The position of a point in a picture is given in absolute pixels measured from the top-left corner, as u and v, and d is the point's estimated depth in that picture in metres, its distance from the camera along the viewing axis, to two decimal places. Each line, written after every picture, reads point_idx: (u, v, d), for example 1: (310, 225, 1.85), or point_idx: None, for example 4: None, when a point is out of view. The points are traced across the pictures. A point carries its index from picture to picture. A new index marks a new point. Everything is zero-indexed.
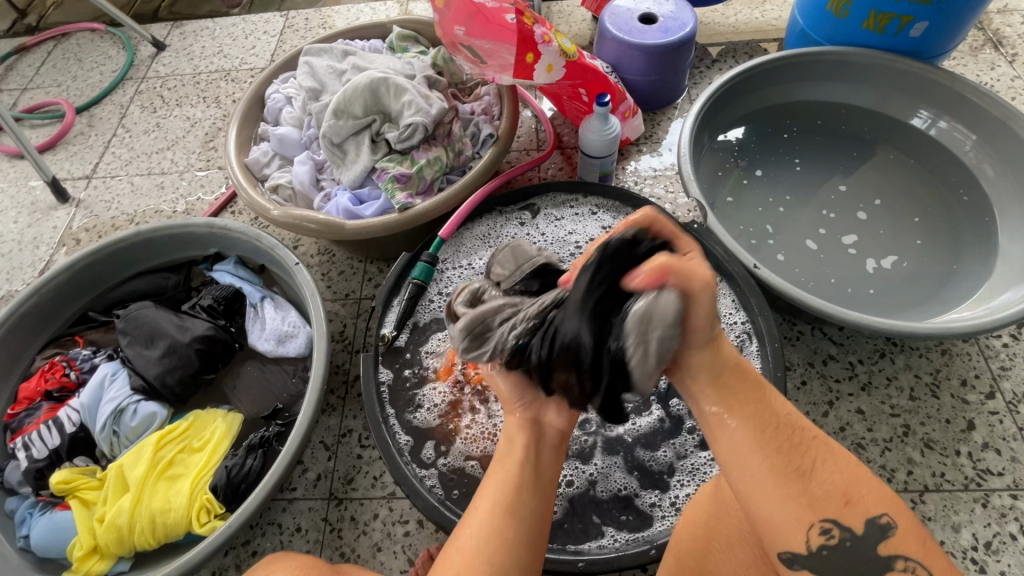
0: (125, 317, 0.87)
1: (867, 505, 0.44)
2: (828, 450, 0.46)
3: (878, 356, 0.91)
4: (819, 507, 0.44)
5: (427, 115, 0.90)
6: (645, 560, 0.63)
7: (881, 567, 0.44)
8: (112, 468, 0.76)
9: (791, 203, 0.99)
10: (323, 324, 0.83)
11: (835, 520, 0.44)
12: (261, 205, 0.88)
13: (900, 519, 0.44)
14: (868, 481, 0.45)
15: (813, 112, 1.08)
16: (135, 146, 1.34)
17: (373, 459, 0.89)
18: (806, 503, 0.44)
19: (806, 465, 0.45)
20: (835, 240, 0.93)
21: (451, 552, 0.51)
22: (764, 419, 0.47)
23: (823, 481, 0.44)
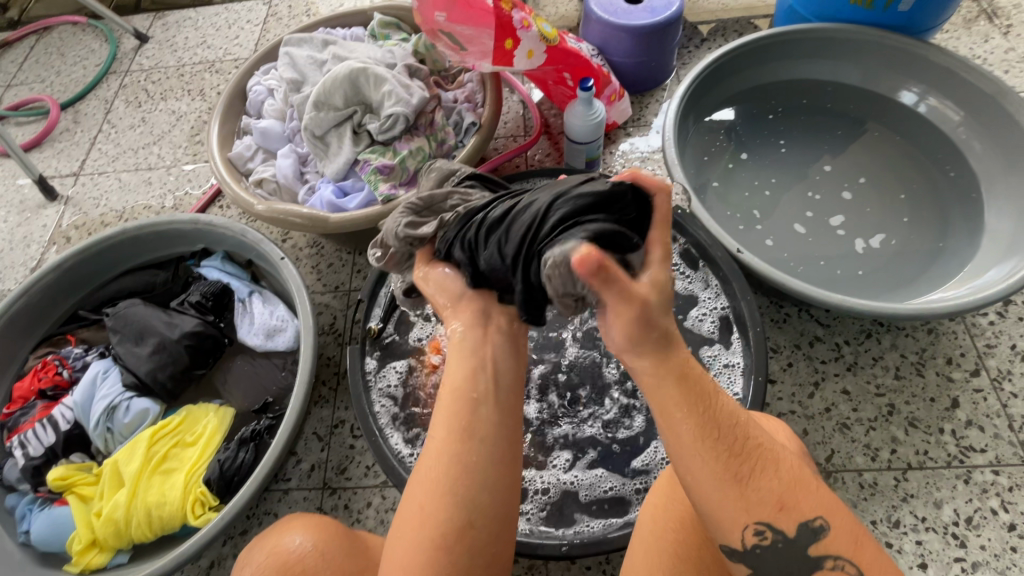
0: (114, 315, 0.88)
1: (806, 510, 0.43)
2: (769, 457, 0.44)
3: (864, 337, 0.91)
4: (756, 512, 0.43)
5: (408, 105, 0.89)
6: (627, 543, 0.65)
7: (811, 567, 0.43)
8: (107, 464, 0.77)
9: (777, 185, 0.98)
10: (310, 318, 0.83)
11: (769, 524, 0.43)
12: (245, 200, 0.88)
13: (838, 525, 0.43)
14: (805, 490, 0.44)
15: (801, 91, 1.06)
16: (121, 142, 1.34)
17: (365, 449, 0.91)
18: (740, 509, 0.43)
19: (744, 474, 0.43)
20: (822, 223, 0.93)
21: (413, 486, 0.54)
22: (698, 418, 0.45)
23: (760, 491, 0.43)
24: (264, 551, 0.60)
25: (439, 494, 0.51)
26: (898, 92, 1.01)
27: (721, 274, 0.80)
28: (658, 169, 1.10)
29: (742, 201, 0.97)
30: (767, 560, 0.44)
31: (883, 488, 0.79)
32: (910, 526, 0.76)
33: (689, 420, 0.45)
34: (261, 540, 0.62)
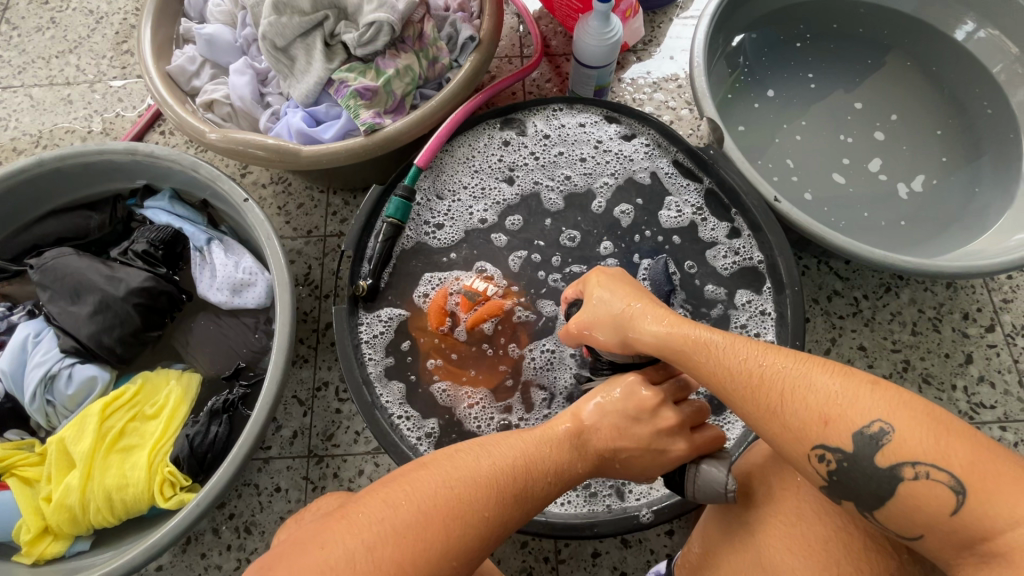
0: (40, 267, 0.73)
1: (855, 418, 0.40)
2: (795, 378, 0.42)
3: (883, 291, 0.87)
4: (804, 437, 0.42)
5: (392, 11, 0.72)
6: (667, 517, 0.60)
7: (892, 477, 0.39)
8: (51, 442, 0.66)
9: (805, 124, 0.89)
10: (285, 272, 0.71)
11: (823, 444, 0.41)
12: (193, 127, 0.72)
13: (898, 421, 0.39)
14: (853, 392, 0.41)
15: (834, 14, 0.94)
16: (27, 49, 1.09)
17: (353, 414, 0.83)
18: (790, 437, 0.42)
19: (774, 402, 0.42)
20: (861, 169, 0.86)
21: (450, 460, 0.42)
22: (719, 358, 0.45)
23: (798, 413, 0.42)
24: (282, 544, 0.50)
25: (471, 503, 0.39)
26: (944, 18, 0.90)
27: (756, 226, 0.71)
28: (672, 102, 0.98)
29: (763, 141, 0.88)
30: (852, 484, 0.41)
31: None
32: None
33: (713, 364, 0.45)
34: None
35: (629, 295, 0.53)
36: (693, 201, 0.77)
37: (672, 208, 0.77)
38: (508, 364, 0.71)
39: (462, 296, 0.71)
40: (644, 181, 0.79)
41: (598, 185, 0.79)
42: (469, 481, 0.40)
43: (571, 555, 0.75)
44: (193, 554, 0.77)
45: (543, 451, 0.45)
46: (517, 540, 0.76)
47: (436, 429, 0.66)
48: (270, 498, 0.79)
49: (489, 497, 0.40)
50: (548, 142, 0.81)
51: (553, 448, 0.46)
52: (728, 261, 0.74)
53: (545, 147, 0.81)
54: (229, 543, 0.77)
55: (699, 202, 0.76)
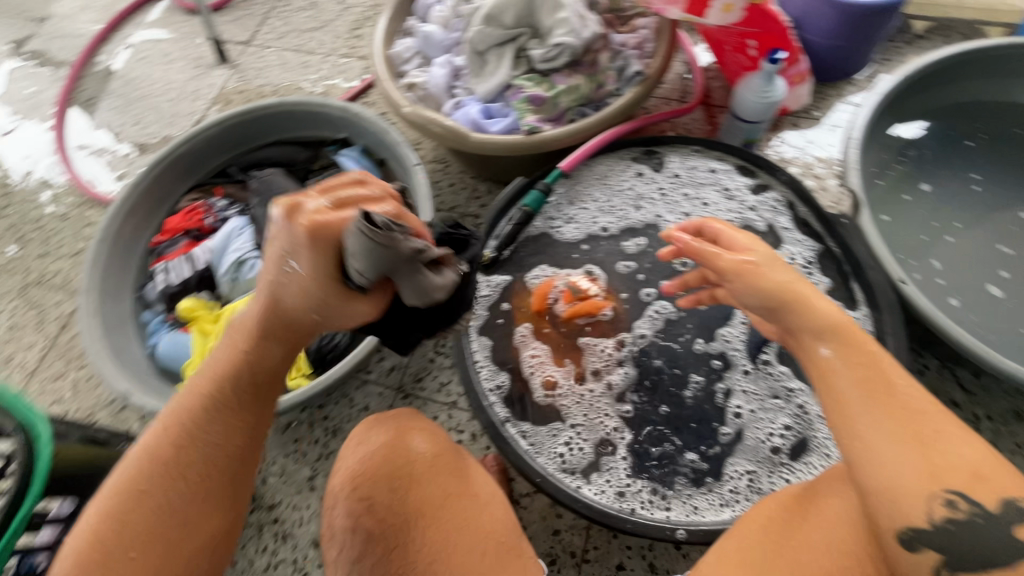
0: (258, 179, 0.94)
1: (980, 480, 0.36)
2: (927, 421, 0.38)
3: (1012, 418, 0.79)
4: (940, 472, 0.37)
5: (578, 37, 0.84)
6: (708, 539, 0.60)
7: (1004, 554, 0.36)
8: (228, 309, 0.85)
9: (958, 226, 0.85)
10: (429, 229, 0.84)
11: (962, 492, 0.36)
12: (395, 100, 0.90)
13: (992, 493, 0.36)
14: (956, 439, 0.38)
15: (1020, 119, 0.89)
16: (289, 22, 1.40)
17: (443, 367, 0.94)
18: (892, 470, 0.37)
19: (928, 429, 0.38)
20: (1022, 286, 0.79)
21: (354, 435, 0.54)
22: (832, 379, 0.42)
23: (895, 456, 0.37)
24: (376, 446, 0.57)
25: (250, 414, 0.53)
26: None
27: (874, 303, 0.70)
28: (818, 172, 0.99)
29: (907, 228, 0.85)
30: (965, 537, 0.36)
31: None
32: None
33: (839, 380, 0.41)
34: (353, 439, 0.60)
35: (765, 294, 0.47)
36: (813, 263, 0.77)
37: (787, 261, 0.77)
38: (590, 359, 0.75)
39: (568, 289, 0.78)
40: (769, 231, 0.80)
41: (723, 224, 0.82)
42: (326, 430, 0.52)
43: (597, 559, 0.78)
44: (288, 436, 0.92)
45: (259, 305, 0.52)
46: (551, 526, 0.81)
47: (509, 391, 0.73)
48: (358, 414, 0.92)
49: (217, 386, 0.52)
50: (681, 176, 0.86)
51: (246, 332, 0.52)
52: None
53: (676, 179, 0.85)
54: (318, 437, 0.91)
55: (819, 266, 0.76)
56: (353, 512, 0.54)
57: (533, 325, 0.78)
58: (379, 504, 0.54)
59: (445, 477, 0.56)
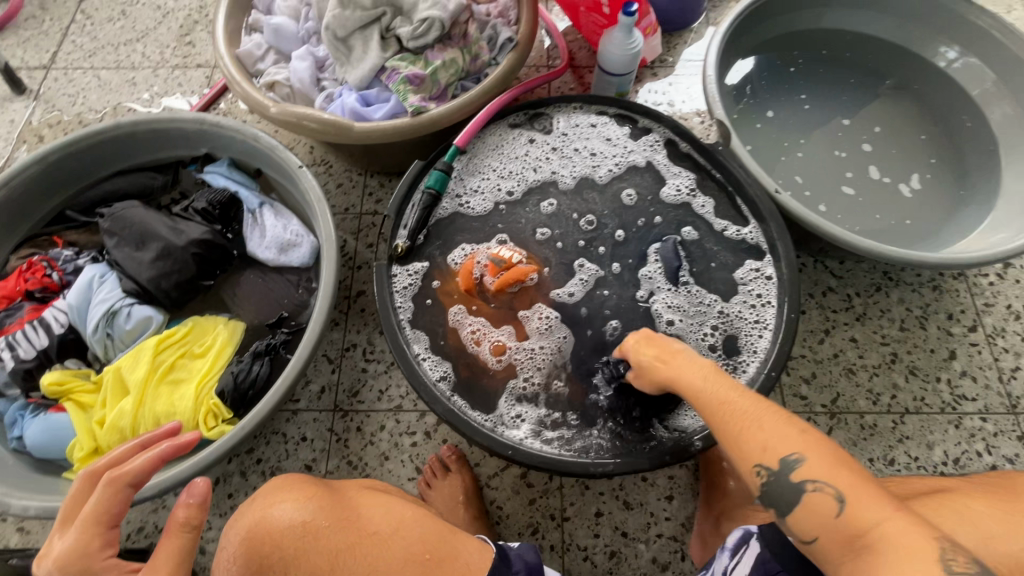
0: (110, 216, 0.80)
1: (780, 448, 0.45)
2: (786, 418, 0.47)
3: (874, 290, 0.94)
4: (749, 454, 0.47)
5: (444, 10, 0.82)
6: (690, 452, 0.63)
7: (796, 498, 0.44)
8: (109, 371, 0.73)
9: (805, 146, 0.96)
10: (332, 233, 0.78)
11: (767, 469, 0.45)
12: (258, 101, 0.82)
13: (817, 458, 0.44)
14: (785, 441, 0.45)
15: (820, 41, 1.03)
16: (98, 35, 1.20)
17: (378, 373, 0.89)
18: (745, 447, 0.47)
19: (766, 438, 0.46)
20: (864, 180, 0.93)
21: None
22: (699, 400, 0.52)
23: (753, 446, 0.47)
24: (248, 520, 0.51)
25: None
26: (926, 48, 0.99)
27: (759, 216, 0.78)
28: (682, 115, 1.08)
29: (767, 150, 0.96)
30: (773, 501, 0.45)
31: (881, 429, 0.84)
32: (904, 464, 0.82)
33: (703, 402, 0.52)
34: (237, 517, 0.52)
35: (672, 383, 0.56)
36: (695, 189, 0.84)
37: (672, 194, 0.83)
38: (532, 325, 0.76)
39: (490, 262, 0.77)
40: (661, 166, 0.85)
41: (619, 169, 0.86)
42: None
43: (575, 514, 0.80)
44: (221, 494, 0.82)
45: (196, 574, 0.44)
46: (525, 496, 0.81)
47: (455, 375, 0.73)
48: (297, 447, 0.84)
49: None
50: (568, 132, 0.88)
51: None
52: (735, 245, 0.79)
53: (565, 137, 0.88)
54: (255, 485, 0.82)
55: (710, 187, 0.83)
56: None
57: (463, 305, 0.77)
58: None
59: (333, 532, 0.49)
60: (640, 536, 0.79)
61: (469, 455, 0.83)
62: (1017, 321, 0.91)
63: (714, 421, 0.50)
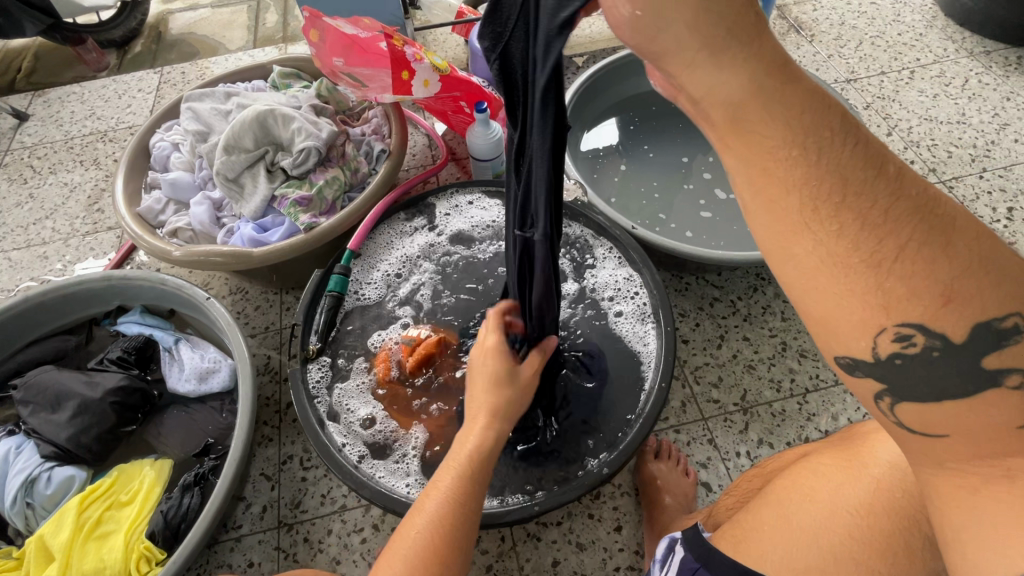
0: (24, 385, 0.82)
1: (955, 292, 0.29)
2: (981, 236, 0.30)
3: (752, 291, 1.05)
4: (882, 310, 0.31)
5: (318, 139, 0.95)
6: (601, 479, 0.72)
7: (973, 380, 0.31)
8: (31, 541, 0.71)
9: (660, 185, 1.11)
10: (246, 354, 0.83)
11: (917, 324, 0.30)
12: (161, 249, 0.89)
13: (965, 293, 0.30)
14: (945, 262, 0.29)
15: (649, 100, 1.23)
16: (7, 221, 1.26)
17: (318, 478, 0.89)
18: (847, 307, 0.32)
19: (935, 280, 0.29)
20: (714, 201, 1.08)
21: None
22: (805, 231, 0.31)
23: (802, 264, 0.32)
24: None
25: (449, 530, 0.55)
26: None
27: (622, 247, 0.93)
28: None
29: (630, 194, 1.10)
30: (918, 374, 0.32)
31: (790, 412, 0.92)
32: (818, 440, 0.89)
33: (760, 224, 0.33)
34: None
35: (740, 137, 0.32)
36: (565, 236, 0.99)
37: None
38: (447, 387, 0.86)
39: (403, 344, 0.87)
40: None
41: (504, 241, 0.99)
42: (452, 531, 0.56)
43: (533, 570, 0.81)
44: None
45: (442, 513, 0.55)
46: (482, 565, 0.81)
47: (374, 451, 0.79)
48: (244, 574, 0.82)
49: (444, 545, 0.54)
50: (450, 217, 1.01)
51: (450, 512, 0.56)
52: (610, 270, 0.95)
53: (448, 222, 1.01)
54: None
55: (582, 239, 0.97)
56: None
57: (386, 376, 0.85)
58: None
59: None
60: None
61: None
62: None
63: (830, 252, 0.31)
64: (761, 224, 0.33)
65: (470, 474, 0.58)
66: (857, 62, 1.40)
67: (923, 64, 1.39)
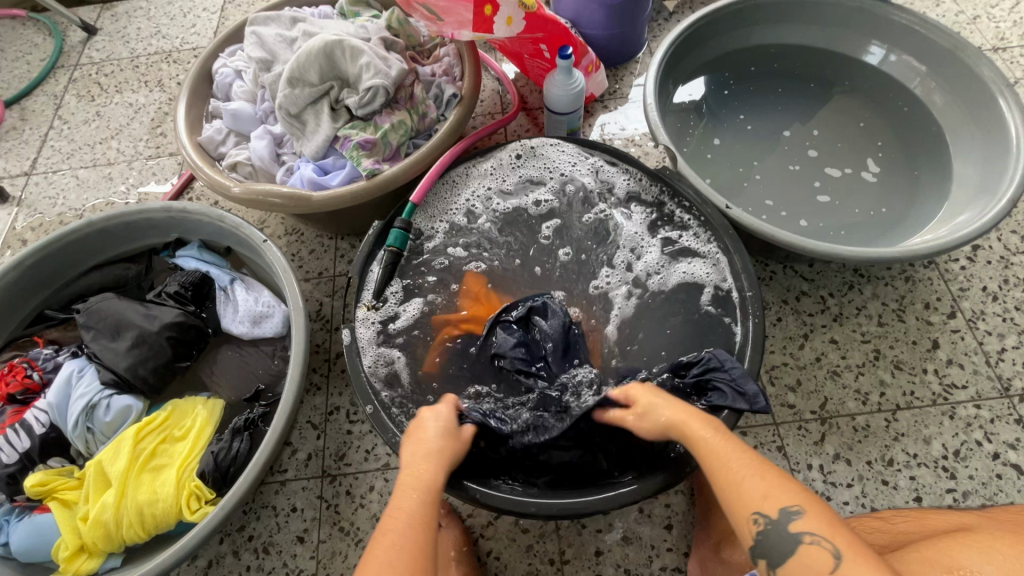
0: (86, 310, 0.82)
1: (779, 500, 0.50)
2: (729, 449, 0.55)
3: (847, 288, 0.94)
4: (745, 505, 0.51)
5: (387, 77, 0.87)
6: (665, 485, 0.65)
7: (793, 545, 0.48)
8: (90, 465, 0.73)
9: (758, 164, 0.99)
10: (300, 301, 0.80)
11: (760, 510, 0.50)
12: (220, 183, 0.85)
13: (817, 514, 0.49)
14: (754, 480, 0.52)
15: (747, 58, 1.08)
16: (75, 138, 1.27)
17: (364, 434, 0.88)
18: (739, 497, 0.52)
19: (729, 481, 0.53)
20: (825, 182, 0.95)
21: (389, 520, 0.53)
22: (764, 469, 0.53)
23: (754, 492, 0.51)
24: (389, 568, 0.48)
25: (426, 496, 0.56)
26: (857, 50, 1.04)
27: (711, 229, 0.82)
28: (637, 142, 1.10)
29: (724, 167, 0.99)
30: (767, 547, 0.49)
31: (875, 429, 0.83)
32: (904, 464, 0.80)
33: (715, 464, 0.54)
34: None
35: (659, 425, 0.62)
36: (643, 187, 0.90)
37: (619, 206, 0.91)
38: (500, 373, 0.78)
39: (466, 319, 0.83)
40: (613, 194, 0.92)
41: (581, 208, 0.93)
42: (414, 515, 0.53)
43: (575, 555, 0.78)
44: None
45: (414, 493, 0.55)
46: (522, 543, 0.79)
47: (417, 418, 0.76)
48: (287, 518, 0.83)
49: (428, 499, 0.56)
50: (521, 176, 0.94)
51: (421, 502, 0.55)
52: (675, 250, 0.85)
53: (519, 181, 0.94)
54: (248, 564, 0.81)
55: (654, 211, 0.89)
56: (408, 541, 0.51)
57: (447, 339, 0.81)
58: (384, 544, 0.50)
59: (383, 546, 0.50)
60: (644, 572, 0.76)
61: (460, 507, 0.82)
62: (995, 302, 0.91)
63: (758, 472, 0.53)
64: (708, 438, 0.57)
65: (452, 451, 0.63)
66: (1009, 27, 1.18)
67: None
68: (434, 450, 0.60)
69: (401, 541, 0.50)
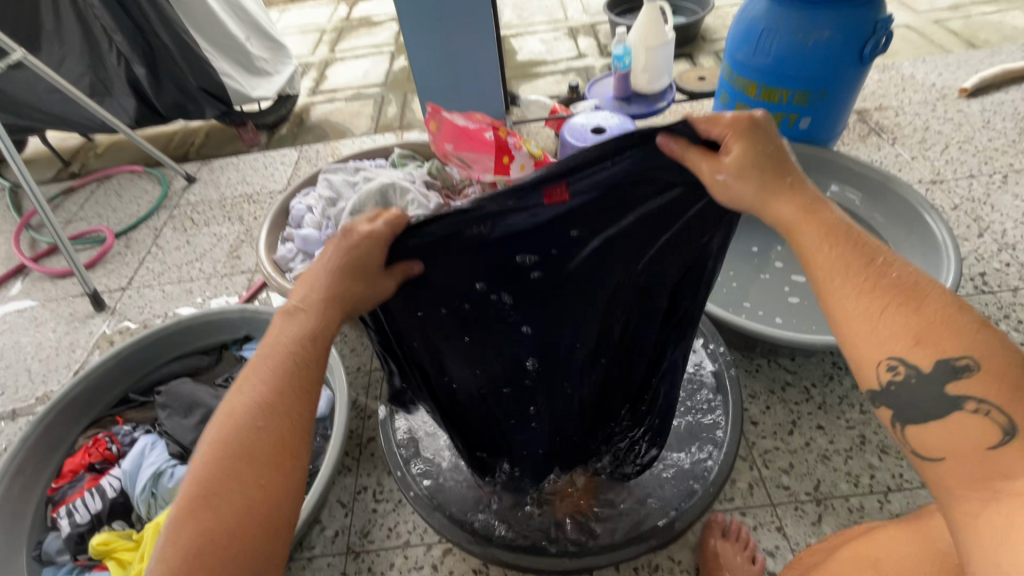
0: (165, 392, 0.98)
1: (939, 348, 0.43)
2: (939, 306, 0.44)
3: (828, 379, 1.04)
4: (889, 346, 0.44)
5: (426, 208, 1.11)
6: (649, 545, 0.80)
7: (950, 405, 0.43)
8: (150, 526, 0.82)
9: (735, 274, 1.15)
10: (344, 383, 0.94)
11: (905, 358, 0.43)
12: (288, 289, 1.05)
13: (992, 370, 0.42)
14: (901, 320, 0.44)
15: None
16: (166, 261, 1.54)
17: (388, 511, 0.96)
18: (875, 344, 0.44)
19: (865, 321, 0.45)
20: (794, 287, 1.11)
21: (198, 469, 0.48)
22: (913, 303, 0.44)
23: (898, 330, 0.43)
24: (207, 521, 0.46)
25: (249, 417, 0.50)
26: None
27: None
28: None
29: None
30: (905, 396, 0.44)
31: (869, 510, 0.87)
32: None
33: (853, 299, 0.45)
34: None
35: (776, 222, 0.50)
36: None
37: None
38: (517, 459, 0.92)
39: None
40: None
41: None
42: (239, 451, 0.48)
43: None
44: None
45: (233, 426, 0.49)
46: None
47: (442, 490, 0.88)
48: None
49: (261, 423, 0.50)
50: None
51: (252, 430, 0.49)
52: None
53: None
54: None
55: None
56: (226, 493, 0.47)
57: None
58: (204, 499, 0.46)
59: (208, 503, 0.46)
60: None
61: None
62: None
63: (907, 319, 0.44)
64: (851, 272, 0.46)
65: (296, 359, 0.53)
66: (943, 165, 1.42)
67: (1016, 169, 1.38)
68: (267, 368, 0.53)
69: (221, 486, 0.47)
